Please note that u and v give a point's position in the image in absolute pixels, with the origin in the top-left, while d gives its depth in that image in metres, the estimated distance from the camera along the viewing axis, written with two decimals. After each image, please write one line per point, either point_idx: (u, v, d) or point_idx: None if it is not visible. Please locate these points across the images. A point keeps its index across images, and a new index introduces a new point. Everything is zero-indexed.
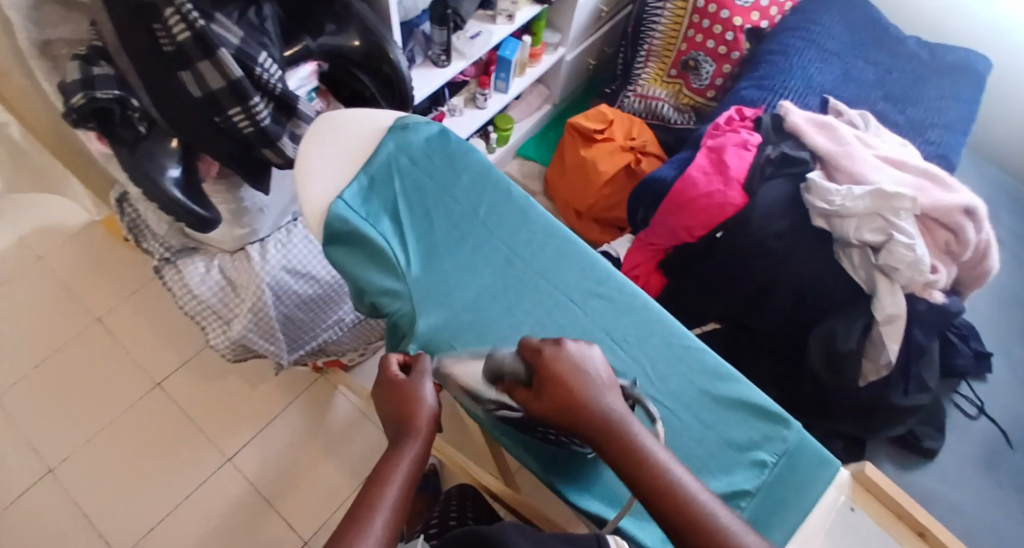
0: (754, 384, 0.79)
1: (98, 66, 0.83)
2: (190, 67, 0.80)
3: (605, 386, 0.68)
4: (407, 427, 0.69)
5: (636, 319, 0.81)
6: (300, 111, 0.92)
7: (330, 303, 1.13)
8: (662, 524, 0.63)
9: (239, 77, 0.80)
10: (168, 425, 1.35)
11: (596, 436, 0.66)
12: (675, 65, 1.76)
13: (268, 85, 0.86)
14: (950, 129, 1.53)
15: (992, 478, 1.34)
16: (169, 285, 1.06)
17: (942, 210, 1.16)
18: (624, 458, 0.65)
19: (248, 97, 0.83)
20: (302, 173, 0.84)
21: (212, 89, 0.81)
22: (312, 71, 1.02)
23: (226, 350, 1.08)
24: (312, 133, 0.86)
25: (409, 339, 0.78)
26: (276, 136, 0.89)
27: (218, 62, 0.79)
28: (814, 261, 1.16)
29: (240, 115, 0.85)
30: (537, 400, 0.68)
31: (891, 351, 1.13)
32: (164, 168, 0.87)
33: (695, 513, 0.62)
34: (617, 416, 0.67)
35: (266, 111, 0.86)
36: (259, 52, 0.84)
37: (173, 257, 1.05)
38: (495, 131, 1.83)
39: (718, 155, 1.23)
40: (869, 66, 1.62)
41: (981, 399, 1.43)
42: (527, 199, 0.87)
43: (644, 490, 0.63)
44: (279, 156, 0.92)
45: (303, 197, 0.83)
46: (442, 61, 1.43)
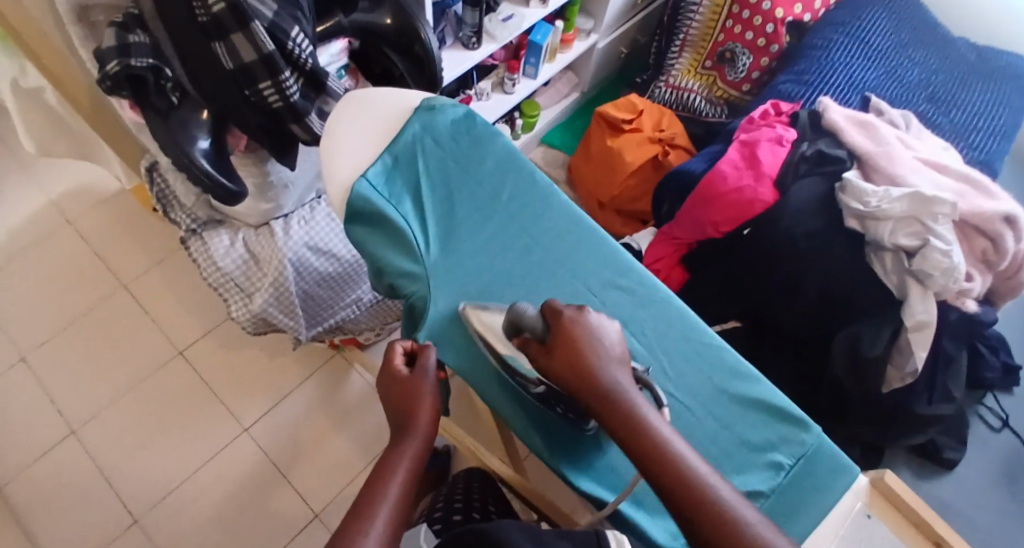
0: (774, 385, 0.77)
1: (133, 33, 0.83)
2: (225, 39, 0.79)
3: (615, 362, 0.68)
4: (408, 420, 0.69)
5: (656, 312, 0.80)
6: (329, 87, 0.91)
7: (350, 282, 1.13)
8: (668, 504, 0.61)
9: (271, 51, 0.80)
10: (187, 394, 1.37)
11: (603, 417, 0.65)
12: (710, 57, 1.73)
13: (299, 60, 0.85)
14: (993, 134, 1.49)
15: (1011, 493, 1.31)
16: (194, 256, 1.06)
17: (983, 217, 1.12)
18: (632, 440, 0.63)
19: (279, 71, 0.82)
20: (328, 150, 0.83)
21: (244, 61, 0.80)
22: (343, 47, 1.02)
23: (247, 323, 1.08)
24: (339, 110, 0.85)
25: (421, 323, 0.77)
26: (304, 112, 0.89)
27: (252, 35, 0.78)
28: (846, 262, 1.13)
29: (270, 89, 0.84)
30: (548, 358, 0.67)
31: (918, 359, 1.09)
32: (194, 138, 0.87)
33: (706, 497, 0.59)
34: (621, 391, 0.66)
35: (295, 86, 0.86)
36: (292, 26, 0.83)
37: (200, 228, 1.05)
38: (522, 117, 1.82)
39: (752, 150, 1.20)
40: (914, 64, 1.57)
41: (1006, 412, 1.40)
42: (551, 186, 0.85)
43: (655, 474, 0.62)
44: (306, 132, 0.92)
45: (328, 175, 0.82)
46: (473, 44, 1.41)
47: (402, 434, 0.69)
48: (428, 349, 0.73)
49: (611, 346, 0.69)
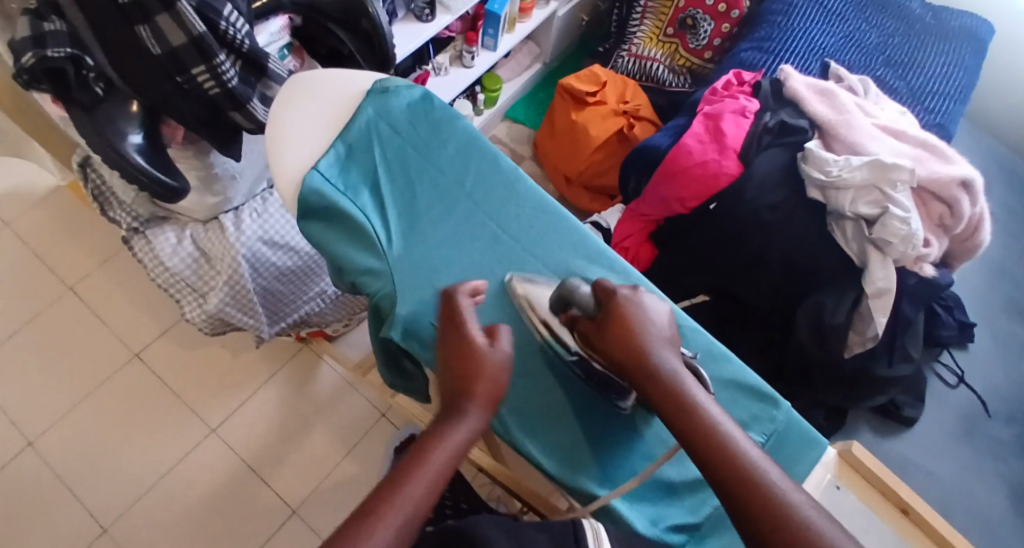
0: (744, 362, 0.75)
1: (48, 21, 0.76)
2: (148, 22, 0.75)
3: (665, 340, 0.68)
4: (465, 395, 0.64)
5: None
6: (270, 70, 0.87)
7: (310, 276, 1.09)
8: (712, 479, 0.60)
9: (202, 33, 0.76)
10: (148, 396, 1.33)
11: (648, 387, 0.66)
12: (671, 24, 1.72)
13: (233, 41, 0.80)
14: (950, 97, 1.50)
15: (970, 446, 1.35)
16: (139, 256, 1.01)
17: (940, 183, 1.13)
18: (678, 416, 0.63)
19: (212, 54, 0.78)
20: (275, 140, 0.79)
21: (173, 46, 0.76)
22: (283, 25, 0.98)
23: (203, 323, 1.05)
24: (284, 96, 0.81)
25: (388, 322, 0.74)
26: (244, 99, 0.85)
27: (178, 15, 0.74)
28: (808, 234, 1.13)
29: (204, 75, 0.80)
30: (597, 332, 0.69)
31: (879, 324, 1.11)
32: (124, 134, 0.82)
33: (748, 473, 0.59)
34: (670, 368, 0.66)
35: (232, 71, 0.82)
36: (224, 4, 0.78)
37: (141, 226, 1.00)
38: (483, 92, 1.78)
39: (715, 122, 1.18)
40: (872, 28, 1.57)
41: (961, 368, 1.44)
42: (515, 170, 0.83)
43: (702, 452, 0.61)
44: (248, 120, 0.87)
45: (277, 168, 0.78)
46: (426, 16, 1.36)
47: (451, 413, 0.63)
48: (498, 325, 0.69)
49: (663, 329, 0.70)
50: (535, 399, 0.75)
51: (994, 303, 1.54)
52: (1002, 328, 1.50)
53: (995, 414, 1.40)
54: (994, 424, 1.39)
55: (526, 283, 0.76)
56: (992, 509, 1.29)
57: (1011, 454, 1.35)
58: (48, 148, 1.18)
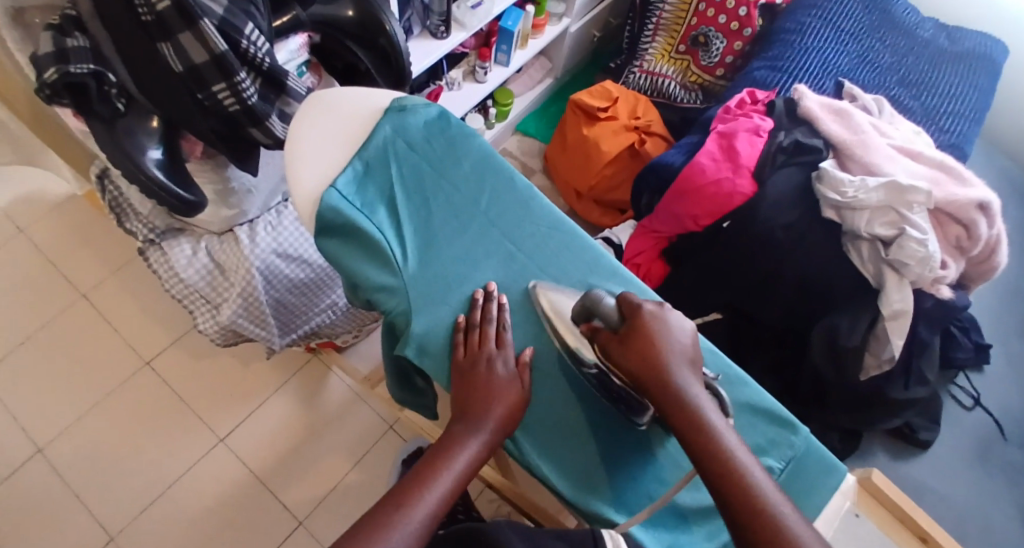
0: (761, 385, 0.74)
1: (71, 37, 0.78)
2: (170, 39, 0.74)
3: (686, 359, 0.68)
4: (474, 421, 0.69)
5: None
6: (290, 87, 0.87)
7: (322, 288, 1.10)
8: (724, 508, 0.61)
9: (224, 51, 0.75)
10: (157, 407, 1.32)
11: (666, 408, 0.66)
12: (684, 41, 1.73)
13: (254, 59, 0.81)
14: (964, 117, 1.49)
15: (985, 470, 1.34)
16: (154, 267, 1.02)
17: (957, 205, 1.12)
18: (694, 441, 0.64)
19: (233, 72, 0.78)
20: (292, 157, 0.79)
21: (194, 62, 0.76)
22: (303, 43, 0.98)
23: (216, 334, 1.06)
24: (302, 113, 0.81)
25: (404, 340, 0.74)
26: (264, 115, 0.84)
27: (200, 34, 0.74)
28: (823, 255, 1.12)
29: (224, 92, 0.80)
30: (617, 346, 0.69)
31: (895, 347, 1.09)
32: (144, 148, 0.83)
33: (762, 506, 0.60)
34: (688, 392, 0.66)
35: (252, 88, 0.82)
36: (246, 23, 0.79)
37: (158, 238, 1.00)
38: (495, 107, 1.78)
39: (729, 141, 1.18)
40: (885, 48, 1.57)
41: (977, 391, 1.43)
42: (531, 189, 0.83)
43: (713, 475, 0.62)
44: (267, 136, 0.87)
45: (294, 185, 0.78)
46: (441, 33, 1.36)
47: (468, 425, 0.69)
48: (526, 353, 0.73)
49: (685, 346, 0.69)
50: (551, 417, 0.74)
51: (1010, 325, 1.52)
52: (1017, 350, 1.49)
53: (1010, 437, 1.38)
54: (1009, 447, 1.37)
55: (549, 290, 0.76)
56: (1008, 534, 1.27)
57: None
58: (65, 157, 1.19)
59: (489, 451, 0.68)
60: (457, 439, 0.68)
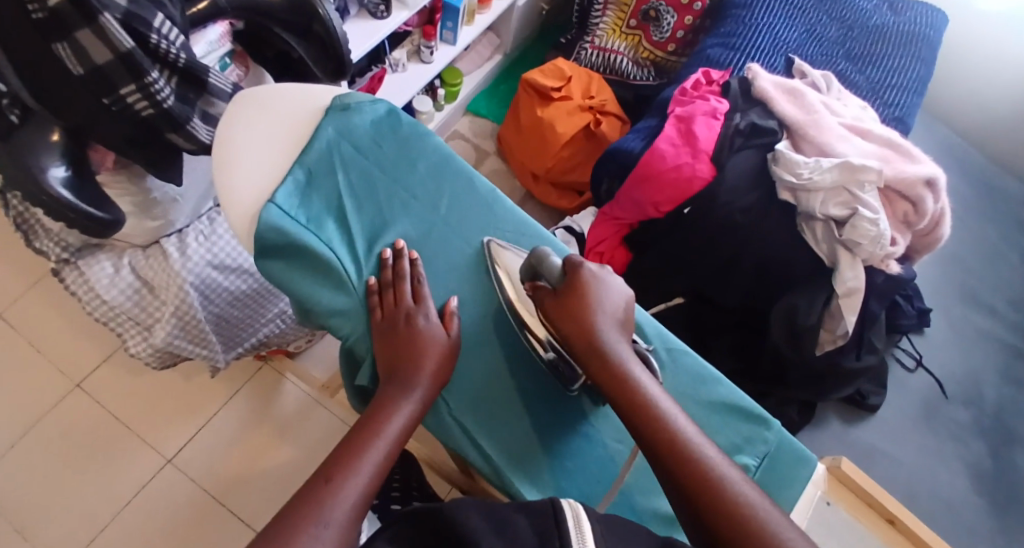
0: (733, 383, 0.77)
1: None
2: (66, 38, 0.66)
3: (615, 319, 0.70)
4: (402, 378, 0.67)
5: None
6: (210, 84, 0.79)
7: (265, 300, 1.05)
8: (652, 457, 0.62)
9: (130, 48, 0.67)
10: (94, 429, 1.27)
11: (594, 367, 0.67)
12: (634, 15, 1.74)
13: (167, 56, 0.72)
14: (907, 90, 1.52)
15: (930, 428, 1.41)
16: (72, 289, 0.96)
17: (906, 182, 1.15)
18: (620, 395, 0.66)
19: (144, 72, 0.70)
20: (225, 172, 0.72)
21: (97, 65, 0.68)
22: (224, 31, 0.87)
23: (150, 358, 1.01)
24: (230, 114, 0.75)
25: (366, 365, 0.72)
26: (183, 118, 0.76)
27: (101, 32, 0.66)
28: (781, 237, 1.14)
29: (135, 96, 0.71)
30: (555, 300, 0.70)
31: (849, 323, 1.13)
32: (44, 167, 0.74)
33: (689, 452, 0.61)
34: (615, 351, 0.68)
35: (167, 89, 0.73)
36: (155, 14, 0.70)
37: (73, 257, 0.93)
38: (443, 87, 1.73)
39: (688, 125, 1.17)
40: (831, 21, 1.59)
41: (920, 352, 1.49)
42: (491, 191, 0.81)
43: (646, 433, 0.63)
44: (189, 141, 0.79)
45: (230, 206, 0.72)
46: (381, 12, 1.18)
47: (397, 388, 0.66)
48: (450, 303, 0.73)
49: (617, 307, 0.71)
50: (481, 390, 0.73)
51: (949, 288, 1.59)
52: (956, 312, 1.56)
53: (952, 396, 1.45)
54: (951, 406, 1.44)
55: (505, 247, 0.77)
56: (954, 488, 1.34)
57: (969, 434, 1.41)
58: None
59: (422, 413, 0.66)
60: (389, 402, 0.65)
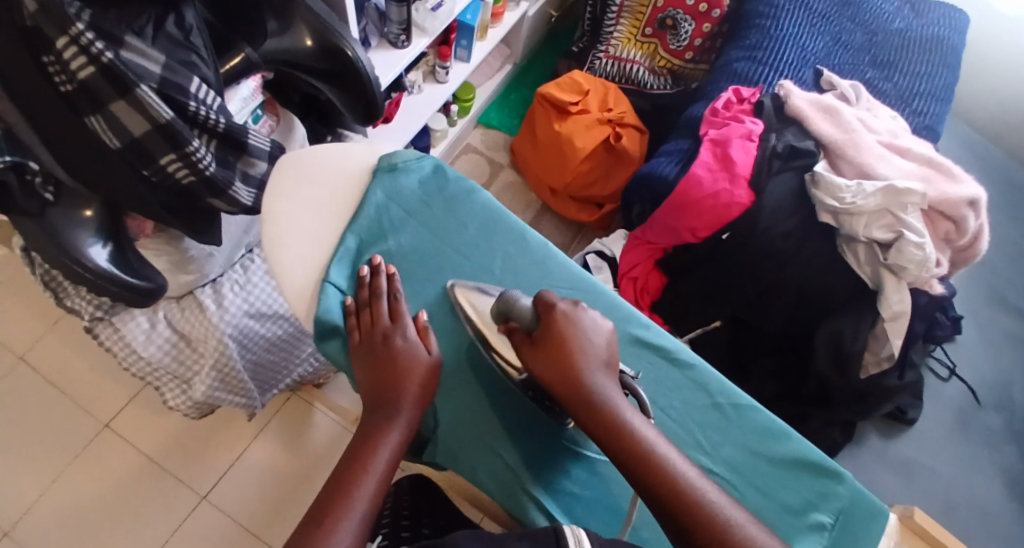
0: (806, 438, 0.74)
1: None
2: (102, 110, 0.63)
3: (603, 362, 0.68)
4: (383, 403, 0.67)
5: (685, 379, 0.75)
6: (250, 145, 0.75)
7: (298, 343, 1.01)
8: (655, 506, 0.62)
9: (169, 119, 0.65)
10: (125, 471, 1.23)
11: (586, 415, 0.66)
12: (650, 23, 1.69)
13: (207, 122, 0.69)
14: (935, 97, 1.47)
15: (965, 438, 1.37)
16: (107, 345, 0.91)
17: (948, 202, 1.12)
18: (621, 444, 0.64)
19: (184, 142, 0.67)
20: (284, 252, 0.73)
21: (135, 136, 0.65)
22: (256, 86, 0.83)
23: (189, 409, 0.97)
24: (274, 183, 0.75)
25: (434, 445, 0.72)
26: (225, 184, 0.73)
27: (140, 104, 0.63)
28: (821, 261, 1.11)
29: (175, 164, 0.69)
30: (533, 351, 0.68)
31: (895, 346, 1.09)
32: (84, 246, 0.74)
33: (694, 499, 0.61)
34: (607, 395, 0.66)
35: (208, 155, 0.70)
36: (190, 78, 0.67)
37: (106, 314, 0.89)
38: (456, 104, 1.67)
39: (723, 149, 1.14)
40: (856, 27, 1.54)
41: (953, 361, 1.46)
42: (543, 245, 0.79)
43: (651, 486, 0.62)
44: (231, 204, 0.76)
45: (292, 286, 0.72)
46: (403, 42, 1.11)
47: (380, 413, 0.66)
48: (422, 315, 0.71)
49: (600, 347, 0.69)
50: (519, 420, 0.73)
51: (976, 292, 1.55)
52: (987, 318, 1.52)
53: (986, 404, 1.42)
54: (985, 414, 1.40)
55: (469, 289, 0.74)
56: (998, 501, 1.30)
57: (1004, 442, 1.37)
58: None
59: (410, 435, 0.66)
60: (375, 432, 0.65)
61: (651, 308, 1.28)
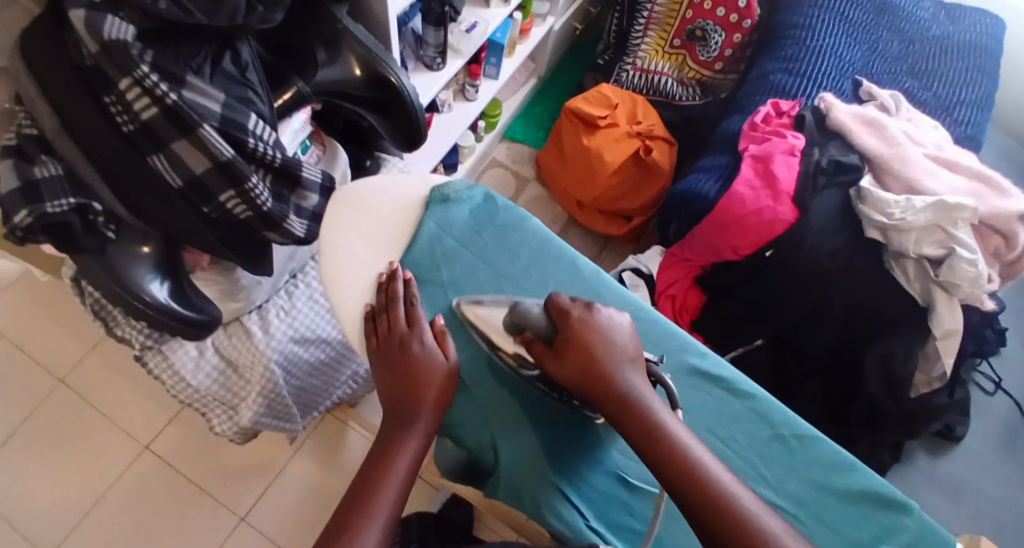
0: (871, 469, 0.71)
1: (39, 164, 0.67)
2: (164, 150, 0.66)
3: (630, 360, 0.66)
4: (406, 406, 0.66)
5: (746, 409, 0.73)
6: (304, 179, 0.77)
7: (341, 364, 1.00)
8: (684, 508, 0.60)
9: (230, 157, 0.66)
10: (167, 493, 1.23)
11: (611, 411, 0.64)
12: (678, 35, 1.68)
13: (263, 157, 0.71)
14: (977, 105, 1.43)
15: (1011, 453, 1.30)
16: (156, 373, 0.90)
17: (998, 217, 1.08)
18: (651, 444, 0.62)
19: (243, 178, 0.68)
20: (344, 288, 0.72)
21: (195, 174, 0.67)
22: (306, 118, 0.83)
23: (234, 435, 0.95)
24: (330, 217, 0.75)
25: (496, 480, 0.69)
26: (280, 217, 0.74)
27: (200, 141, 0.65)
28: (869, 279, 1.07)
29: (234, 201, 0.70)
30: (555, 361, 0.66)
31: (947, 364, 1.05)
32: (143, 283, 0.73)
33: (725, 504, 0.59)
34: (637, 393, 0.65)
35: (266, 190, 0.72)
36: (249, 115, 0.69)
37: (156, 342, 0.88)
38: (483, 119, 1.64)
39: (766, 165, 1.12)
40: (892, 35, 1.51)
41: (998, 375, 1.40)
42: (597, 274, 0.77)
43: (678, 487, 0.60)
44: (285, 236, 0.77)
45: (350, 321, 0.71)
46: (438, 65, 1.11)
47: (399, 424, 0.66)
48: (438, 320, 0.70)
49: (625, 347, 0.67)
50: (580, 450, 0.70)
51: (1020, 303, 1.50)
52: None
53: None
54: None
55: (475, 302, 0.72)
56: None
57: None
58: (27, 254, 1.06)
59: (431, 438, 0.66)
60: (395, 440, 0.65)
61: (691, 326, 1.26)
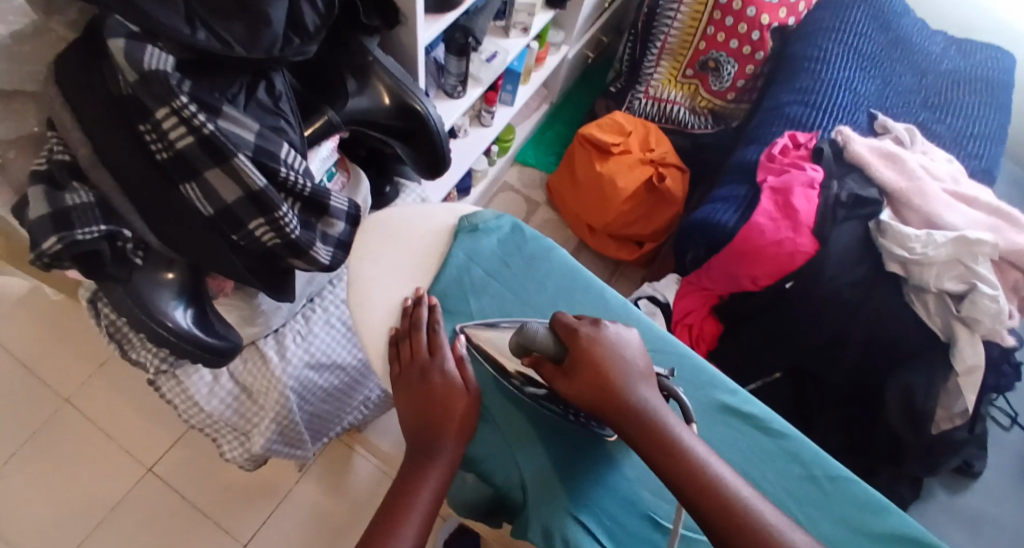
0: (906, 512, 0.69)
1: (71, 190, 0.67)
2: (197, 178, 0.66)
3: (641, 377, 0.65)
4: (432, 435, 0.65)
5: (777, 447, 0.72)
6: (332, 207, 0.77)
7: (354, 389, 0.99)
8: (708, 525, 0.59)
9: (263, 187, 0.66)
10: (171, 518, 1.20)
11: (629, 430, 0.63)
12: (691, 65, 1.67)
13: (294, 186, 0.71)
14: (991, 139, 1.44)
15: None
16: (170, 398, 0.89)
17: (1019, 252, 1.08)
18: (671, 460, 0.61)
19: (273, 207, 0.68)
20: (370, 316, 0.72)
21: (226, 203, 0.67)
22: (333, 146, 0.83)
23: (245, 462, 0.94)
24: (358, 243, 0.75)
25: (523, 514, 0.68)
26: (308, 245, 0.74)
27: (234, 171, 0.65)
28: (889, 312, 1.06)
29: (263, 229, 0.71)
30: (566, 380, 0.65)
31: (969, 400, 1.03)
32: (167, 309, 0.73)
33: (748, 519, 0.58)
34: (653, 410, 0.64)
35: (295, 218, 0.72)
36: (281, 144, 0.69)
37: (172, 367, 0.86)
38: (496, 144, 1.65)
39: (785, 197, 1.11)
40: (905, 69, 1.53)
41: (1015, 410, 1.39)
42: (626, 307, 0.77)
43: (701, 501, 0.59)
44: (310, 264, 0.77)
45: (376, 352, 0.71)
46: (458, 92, 1.12)
47: (422, 455, 0.64)
48: (458, 344, 0.70)
49: (636, 360, 0.67)
50: (605, 482, 0.69)
51: None
52: None
53: None
54: None
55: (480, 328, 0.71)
56: None
57: None
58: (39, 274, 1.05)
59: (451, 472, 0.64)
60: (421, 470, 0.64)
61: (708, 355, 1.25)
